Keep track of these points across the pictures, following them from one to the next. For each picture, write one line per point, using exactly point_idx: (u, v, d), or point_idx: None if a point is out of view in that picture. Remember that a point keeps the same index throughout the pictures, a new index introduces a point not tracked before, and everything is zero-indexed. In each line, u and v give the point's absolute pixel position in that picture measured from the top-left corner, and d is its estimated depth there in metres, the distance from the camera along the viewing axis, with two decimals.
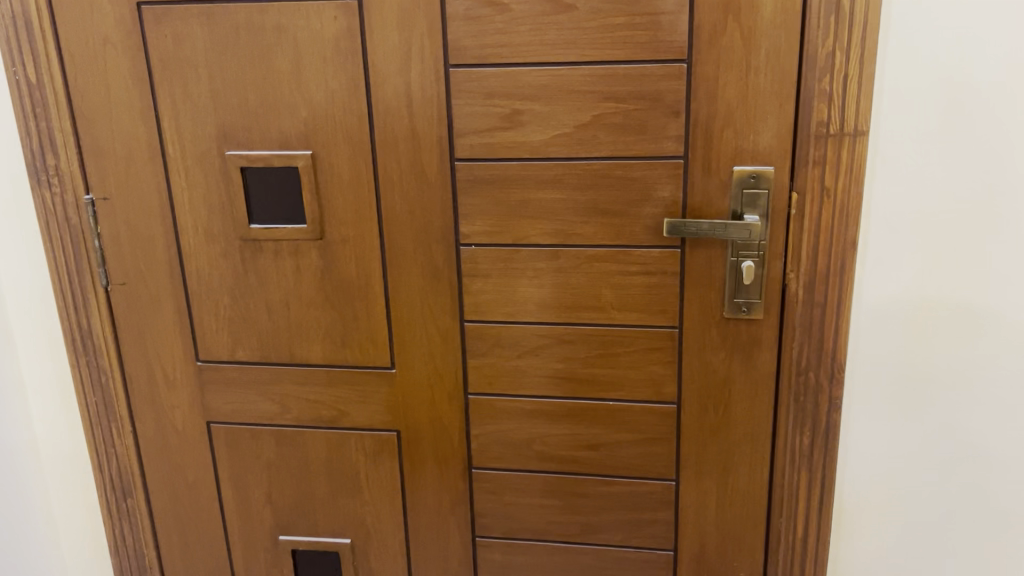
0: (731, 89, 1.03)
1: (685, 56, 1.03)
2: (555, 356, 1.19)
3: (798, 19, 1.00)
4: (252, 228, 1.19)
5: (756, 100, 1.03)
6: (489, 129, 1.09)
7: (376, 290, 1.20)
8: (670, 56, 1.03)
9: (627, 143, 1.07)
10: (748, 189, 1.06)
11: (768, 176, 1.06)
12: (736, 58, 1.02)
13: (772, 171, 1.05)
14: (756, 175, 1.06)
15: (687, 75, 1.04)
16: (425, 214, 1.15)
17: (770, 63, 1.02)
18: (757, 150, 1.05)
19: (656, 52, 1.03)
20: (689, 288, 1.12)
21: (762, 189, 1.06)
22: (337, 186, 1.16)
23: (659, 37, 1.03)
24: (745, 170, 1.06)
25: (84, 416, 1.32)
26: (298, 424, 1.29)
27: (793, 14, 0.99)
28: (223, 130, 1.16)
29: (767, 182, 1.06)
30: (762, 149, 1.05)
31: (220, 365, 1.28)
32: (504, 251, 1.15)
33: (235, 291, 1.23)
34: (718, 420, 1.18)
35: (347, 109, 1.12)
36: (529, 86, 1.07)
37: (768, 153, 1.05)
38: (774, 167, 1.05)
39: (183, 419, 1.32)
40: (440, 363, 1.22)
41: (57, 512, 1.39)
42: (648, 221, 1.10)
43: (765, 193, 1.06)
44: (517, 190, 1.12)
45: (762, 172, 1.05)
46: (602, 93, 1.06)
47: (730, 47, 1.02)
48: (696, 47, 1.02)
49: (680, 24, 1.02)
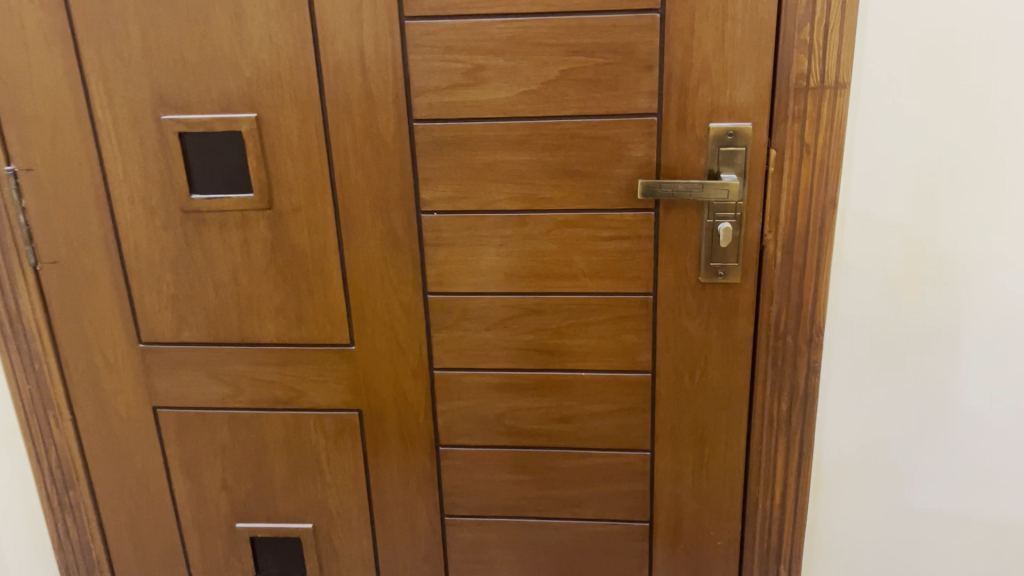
0: (707, 40, 0.97)
1: (658, 5, 0.97)
2: (524, 327, 1.13)
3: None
4: (194, 198, 1.10)
5: (733, 51, 0.98)
6: (450, 87, 1.02)
7: (332, 263, 1.12)
8: (642, 5, 0.97)
9: (598, 100, 1.01)
10: (725, 146, 1.01)
11: (746, 133, 1.00)
12: (711, 8, 0.96)
13: (750, 128, 1.00)
14: (733, 132, 1.00)
15: (661, 26, 0.97)
16: (383, 180, 1.07)
17: (748, 11, 0.96)
18: (734, 106, 1.00)
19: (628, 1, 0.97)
20: (663, 253, 1.07)
21: (740, 147, 1.01)
22: (286, 151, 1.07)
23: None
24: (722, 127, 1.00)
25: (17, 405, 1.22)
26: (251, 406, 1.22)
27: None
28: (156, 92, 1.06)
29: (744, 139, 1.01)
30: (740, 105, 1.00)
31: (165, 347, 1.19)
32: (468, 218, 1.08)
33: (179, 267, 1.15)
34: (694, 388, 1.14)
35: (295, 67, 1.03)
36: (491, 40, 0.99)
37: (745, 108, 1.00)
38: (752, 123, 1.00)
39: (128, 405, 1.23)
40: (403, 338, 1.15)
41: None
42: (620, 183, 1.05)
43: (742, 150, 1.01)
44: (481, 153, 1.05)
45: (740, 129, 1.00)
46: (570, 46, 0.99)
47: None
48: None
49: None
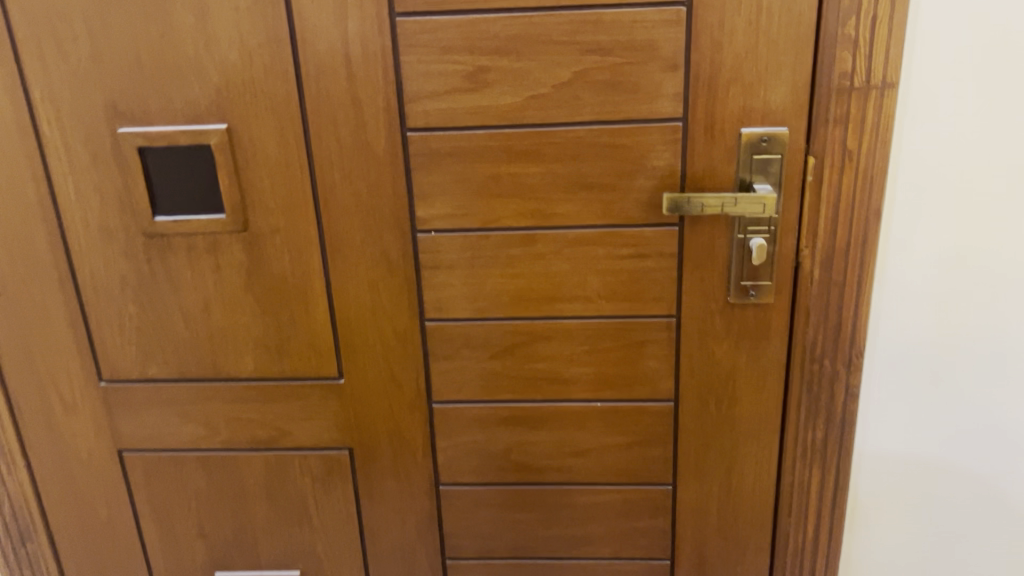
0: (739, 36, 0.86)
1: None
2: (533, 355, 1.02)
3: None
4: (157, 221, 0.97)
5: (768, 47, 0.87)
6: (449, 92, 0.90)
7: (317, 289, 1.00)
8: None
9: (616, 104, 0.90)
10: (759, 154, 0.90)
11: (782, 138, 0.90)
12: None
13: (786, 134, 0.89)
14: (767, 138, 0.90)
15: (687, 20, 0.86)
16: (373, 197, 0.95)
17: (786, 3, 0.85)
18: (769, 109, 0.89)
19: None
20: (688, 271, 0.96)
21: (775, 154, 0.90)
22: (263, 165, 0.95)
23: None
24: (756, 132, 0.90)
25: None
26: (229, 447, 1.09)
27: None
28: (110, 101, 0.92)
29: (780, 145, 0.90)
30: (775, 108, 0.89)
31: (129, 385, 1.06)
32: (470, 237, 0.97)
33: (142, 297, 1.02)
34: (720, 416, 1.04)
35: (271, 71, 0.91)
36: (495, 37, 0.88)
37: (781, 111, 0.89)
38: (789, 128, 0.89)
39: (89, 449, 1.10)
40: (398, 370, 1.03)
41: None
42: (640, 195, 0.94)
43: (778, 158, 0.90)
44: (484, 164, 0.93)
45: (776, 134, 0.89)
46: (584, 44, 0.87)
47: None
48: None
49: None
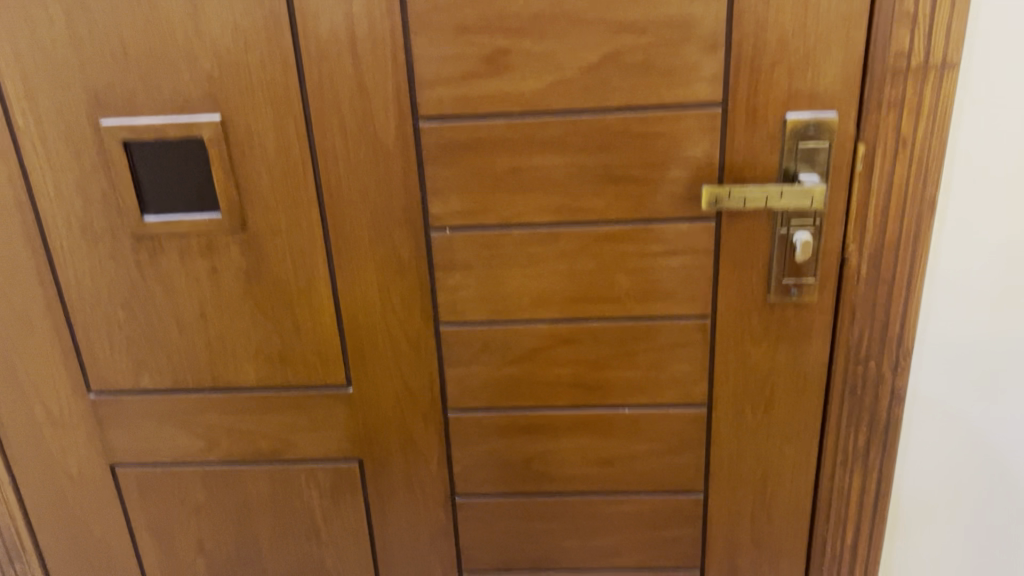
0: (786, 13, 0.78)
1: None
2: (556, 360, 0.95)
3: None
4: (147, 221, 0.89)
5: (817, 25, 0.79)
6: (465, 77, 0.82)
7: (322, 293, 0.93)
8: None
9: (648, 89, 0.82)
10: (805, 141, 0.83)
11: (830, 125, 0.82)
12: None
13: (836, 120, 0.82)
14: (814, 124, 0.82)
15: None
16: (383, 193, 0.87)
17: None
18: (816, 92, 0.81)
19: None
20: (724, 269, 0.89)
21: (823, 142, 0.83)
22: (261, 159, 0.87)
23: None
24: (802, 118, 0.82)
25: None
26: (230, 460, 1.02)
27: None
28: (91, 91, 0.84)
29: (829, 132, 0.82)
30: (823, 91, 0.81)
31: (121, 397, 0.99)
32: (488, 234, 0.89)
33: (132, 303, 0.94)
34: (755, 421, 0.97)
35: (268, 56, 0.82)
36: (516, 17, 0.79)
37: (829, 94, 0.81)
38: (838, 113, 0.82)
39: (79, 464, 1.03)
40: (410, 376, 0.96)
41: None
42: (673, 188, 0.86)
43: (825, 146, 0.83)
44: (503, 156, 0.85)
45: (824, 120, 0.82)
46: (615, 23, 0.79)
47: None
48: None
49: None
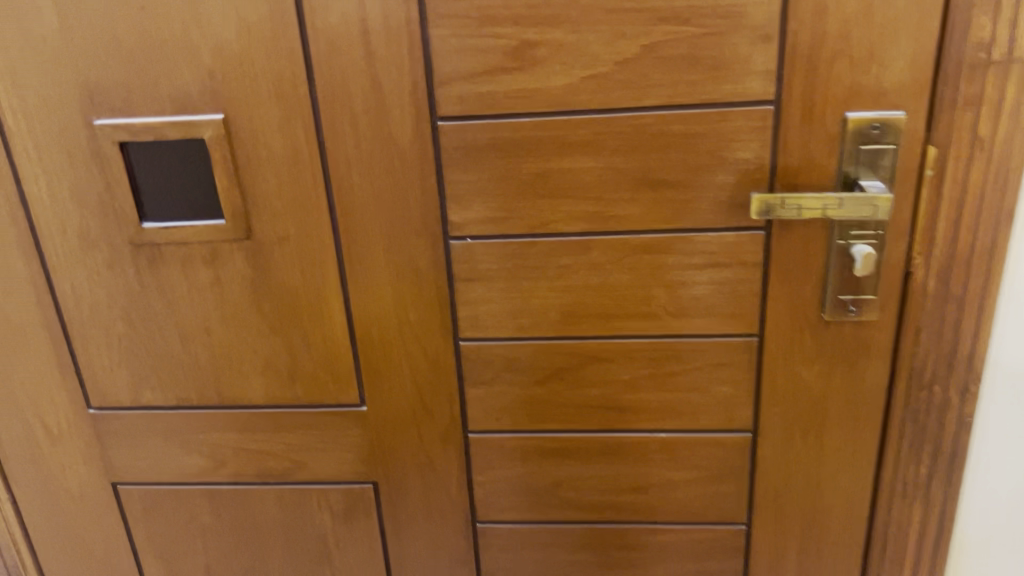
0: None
1: None
2: (586, 380, 0.87)
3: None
4: (145, 228, 0.83)
5: (886, 12, 0.70)
6: (488, 72, 0.74)
7: (334, 305, 0.86)
8: None
9: (692, 85, 0.73)
10: (868, 143, 0.74)
11: (897, 124, 0.73)
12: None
13: (904, 119, 0.73)
14: (879, 124, 0.73)
15: None
16: (399, 198, 0.80)
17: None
18: (882, 89, 0.72)
19: None
20: (774, 283, 0.81)
21: (888, 144, 0.74)
22: (266, 162, 0.79)
23: None
24: (865, 118, 0.73)
25: None
26: (237, 480, 0.96)
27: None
28: (84, 88, 0.77)
29: (895, 133, 0.73)
30: (890, 87, 0.72)
31: (122, 412, 0.93)
32: (513, 244, 0.81)
33: (132, 315, 0.87)
34: (804, 449, 0.89)
35: (273, 50, 0.75)
36: (545, 5, 0.71)
37: (897, 91, 0.72)
38: (906, 112, 0.73)
39: (80, 482, 0.97)
40: (428, 395, 0.89)
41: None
42: (718, 194, 0.78)
43: (891, 149, 0.74)
44: (529, 159, 0.78)
45: (890, 120, 0.73)
46: (656, 11, 0.71)
47: None
48: None
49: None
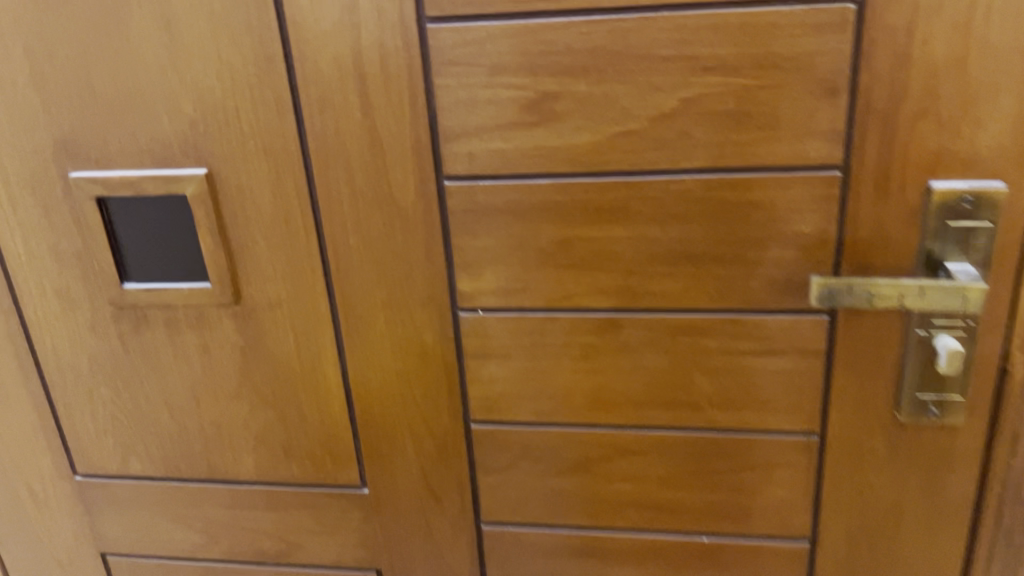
0: (938, 48, 0.57)
1: None
2: (615, 473, 0.75)
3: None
4: (126, 290, 0.75)
5: (985, 63, 0.56)
6: (501, 127, 0.64)
7: (330, 379, 0.76)
8: None
9: (742, 145, 0.61)
10: (957, 220, 0.61)
11: (996, 199, 0.59)
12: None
13: (1004, 192, 0.59)
14: (973, 197, 0.60)
15: (856, 25, 0.57)
16: (400, 265, 0.70)
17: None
18: (977, 155, 0.59)
19: None
20: (838, 375, 0.68)
21: (982, 221, 0.60)
22: (255, 221, 0.71)
23: None
24: (955, 189, 0.60)
25: None
26: (232, 558, 0.88)
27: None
28: (59, 138, 0.70)
29: (992, 208, 0.60)
30: (987, 154, 0.59)
31: (109, 481, 0.86)
32: (531, 320, 0.70)
33: (116, 380, 0.80)
34: (873, 567, 0.75)
35: (260, 99, 0.66)
36: (566, 52, 0.61)
37: (996, 157, 0.59)
38: (1007, 183, 0.59)
39: (68, 550, 0.90)
40: (436, 481, 0.79)
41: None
42: (773, 272, 0.65)
43: (987, 227, 0.61)
44: (550, 225, 0.67)
45: (987, 193, 0.59)
46: (698, 59, 0.59)
47: None
48: None
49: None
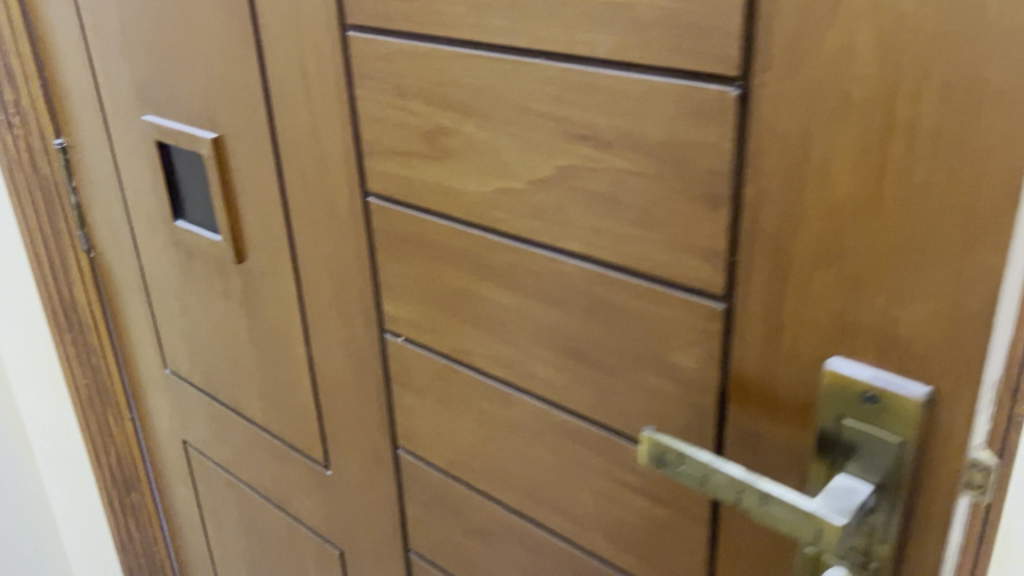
0: (840, 173, 0.38)
1: (738, 75, 0.40)
2: (511, 558, 0.67)
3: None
4: (177, 227, 0.84)
5: (899, 212, 0.37)
6: (405, 155, 0.58)
7: (299, 358, 0.78)
8: (703, 68, 0.41)
9: (618, 239, 0.48)
10: (854, 422, 0.41)
11: (908, 411, 0.39)
12: (865, 93, 0.36)
13: (919, 405, 0.39)
14: (875, 395, 0.40)
15: (740, 118, 0.40)
16: (340, 270, 0.68)
17: (966, 121, 0.34)
18: (889, 338, 0.39)
19: (679, 54, 0.41)
20: (726, 559, 0.51)
21: (890, 437, 0.40)
22: (247, 193, 0.74)
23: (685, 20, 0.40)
24: (851, 378, 0.41)
25: (75, 401, 1.11)
26: (253, 485, 0.96)
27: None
28: (139, 85, 0.80)
29: (902, 422, 0.40)
30: (904, 341, 0.39)
31: (183, 383, 0.99)
32: (438, 363, 0.64)
33: (181, 301, 0.91)
34: None
35: (243, 80, 0.67)
36: (455, 85, 0.52)
37: (923, 349, 0.38)
38: (928, 393, 0.39)
39: (167, 424, 1.08)
40: (375, 488, 0.77)
41: (56, 484, 1.23)
42: (652, 402, 0.51)
43: (893, 447, 0.40)
44: (448, 272, 0.59)
45: (894, 398, 0.39)
46: (573, 124, 0.47)
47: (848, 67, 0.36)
48: (762, 56, 0.39)
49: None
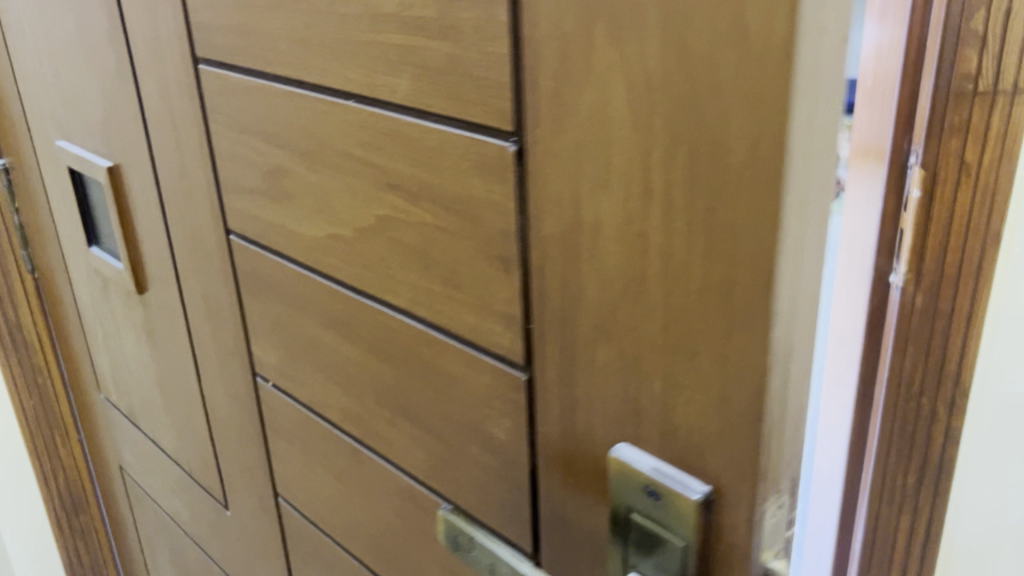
0: (609, 244, 0.34)
1: (514, 129, 0.36)
2: None
3: (812, 43, 0.26)
4: (91, 253, 0.82)
5: (663, 290, 0.33)
6: (254, 194, 0.55)
7: (195, 393, 0.75)
8: (484, 120, 0.37)
9: (431, 295, 0.45)
10: (640, 516, 0.37)
11: (684, 511, 0.35)
12: (622, 157, 0.32)
13: (693, 506, 0.34)
14: (655, 491, 0.36)
15: (519, 175, 0.37)
16: (215, 308, 0.65)
17: (714, 193, 0.30)
18: (667, 427, 0.35)
19: (462, 102, 0.38)
20: None
21: (671, 535, 0.36)
22: (142, 223, 0.72)
23: (464, 67, 0.37)
24: (632, 468, 0.36)
25: (23, 424, 1.10)
26: (174, 517, 0.94)
27: (785, 22, 0.26)
28: (52, 109, 0.78)
29: (681, 521, 0.35)
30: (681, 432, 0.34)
31: (114, 408, 0.97)
32: (299, 412, 0.61)
33: (104, 326, 0.89)
34: None
35: (126, 110, 0.66)
36: (285, 125, 0.49)
37: (699, 443, 0.34)
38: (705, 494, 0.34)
39: (109, 448, 1.07)
40: (264, 533, 0.74)
41: None
42: (474, 472, 0.47)
43: (675, 546, 0.36)
44: (299, 319, 0.56)
45: (670, 495, 0.35)
46: (383, 171, 0.44)
47: (604, 126, 0.32)
48: (531, 109, 0.35)
49: (495, 19, 0.34)
